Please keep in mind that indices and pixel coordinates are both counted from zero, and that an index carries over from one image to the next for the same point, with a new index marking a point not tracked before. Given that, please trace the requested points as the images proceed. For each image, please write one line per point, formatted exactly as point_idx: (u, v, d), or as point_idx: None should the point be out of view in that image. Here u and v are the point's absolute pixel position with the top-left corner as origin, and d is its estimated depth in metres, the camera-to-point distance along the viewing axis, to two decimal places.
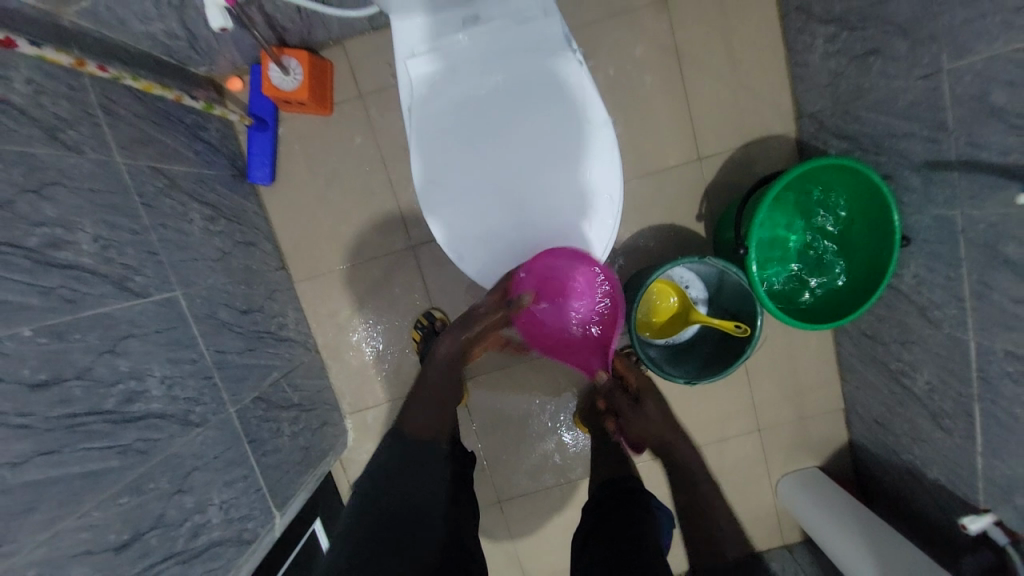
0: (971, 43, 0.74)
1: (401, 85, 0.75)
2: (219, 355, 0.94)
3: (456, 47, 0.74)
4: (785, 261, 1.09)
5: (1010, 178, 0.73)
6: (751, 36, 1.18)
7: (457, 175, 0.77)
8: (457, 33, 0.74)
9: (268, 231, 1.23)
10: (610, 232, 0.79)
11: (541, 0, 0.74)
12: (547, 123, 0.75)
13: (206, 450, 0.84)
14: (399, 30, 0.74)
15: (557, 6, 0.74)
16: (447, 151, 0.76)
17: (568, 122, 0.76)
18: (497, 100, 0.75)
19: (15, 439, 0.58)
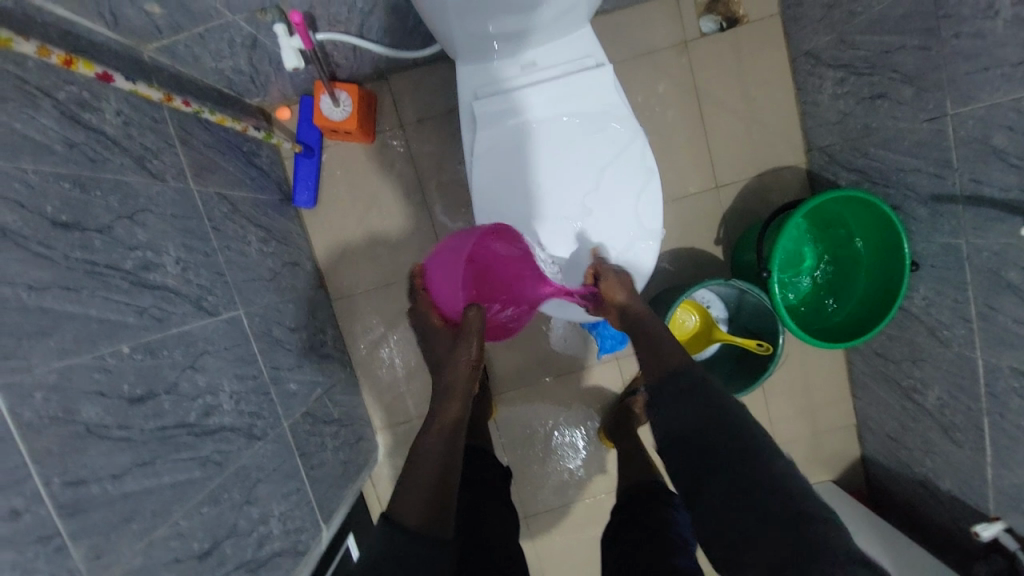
0: (975, 92, 0.83)
1: (466, 124, 0.85)
2: (275, 372, 0.98)
3: (516, 88, 0.83)
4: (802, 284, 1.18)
5: (1011, 212, 0.82)
6: (764, 76, 1.29)
7: (514, 202, 0.85)
8: (517, 79, 0.83)
9: (309, 252, 1.29)
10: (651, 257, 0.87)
11: (593, 52, 0.83)
12: (596, 159, 0.84)
13: (267, 462, 0.88)
14: (465, 76, 0.84)
15: (608, 58, 0.83)
16: (505, 182, 0.84)
17: (615, 159, 0.84)
18: (552, 138, 0.83)
19: (117, 451, 0.63)
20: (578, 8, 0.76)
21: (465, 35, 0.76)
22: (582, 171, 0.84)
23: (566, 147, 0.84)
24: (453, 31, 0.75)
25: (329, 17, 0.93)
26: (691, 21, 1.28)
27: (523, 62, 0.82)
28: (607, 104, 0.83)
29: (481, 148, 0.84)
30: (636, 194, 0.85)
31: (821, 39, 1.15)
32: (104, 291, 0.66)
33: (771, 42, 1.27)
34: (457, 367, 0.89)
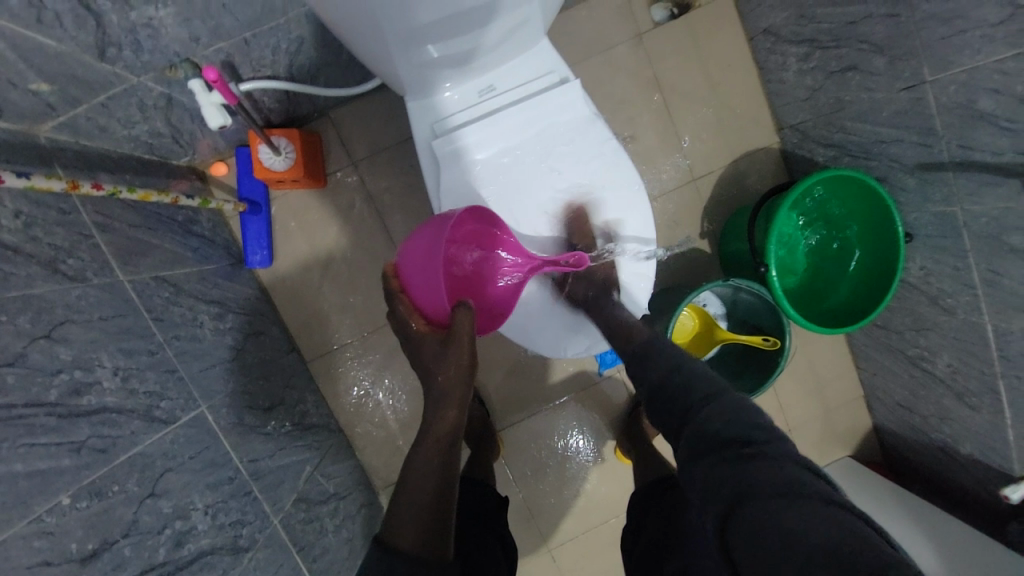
0: (954, 56, 0.80)
1: (426, 161, 0.75)
2: (254, 465, 0.87)
3: (479, 116, 0.74)
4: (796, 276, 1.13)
5: (1007, 176, 0.79)
6: (724, 59, 1.24)
7: None
8: (477, 106, 0.74)
9: (273, 314, 1.17)
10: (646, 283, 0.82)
11: (557, 68, 0.75)
12: (577, 183, 0.76)
13: (260, 574, 0.78)
14: (418, 109, 0.75)
15: (573, 73, 0.76)
16: None
17: (597, 181, 0.76)
18: (524, 165, 0.75)
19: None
20: (534, 22, 0.68)
21: (412, 65, 0.67)
22: (563, 196, 0.76)
23: (544, 171, 0.75)
24: (398, 62, 0.65)
25: (252, 62, 0.82)
26: (642, 12, 1.22)
27: (481, 85, 0.74)
28: (581, 121, 0.76)
29: (447, 185, 0.74)
30: (625, 216, 0.78)
31: (777, 15, 1.11)
32: (29, 437, 0.55)
33: (725, 24, 1.23)
34: (448, 378, 0.68)
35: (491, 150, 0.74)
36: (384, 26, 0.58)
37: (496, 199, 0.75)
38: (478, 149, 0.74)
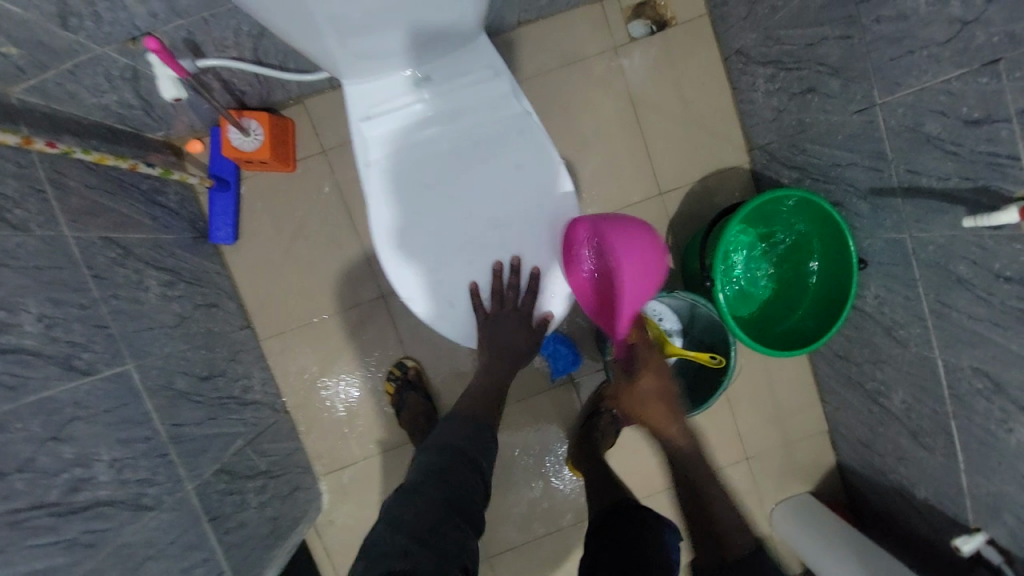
0: (900, 78, 0.79)
1: (358, 144, 0.77)
2: (176, 429, 0.88)
3: (412, 105, 0.76)
4: (753, 296, 1.11)
5: (950, 202, 0.77)
6: (698, 78, 1.25)
7: (415, 225, 0.77)
8: (412, 96, 0.77)
9: (231, 290, 1.20)
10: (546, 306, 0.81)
11: (494, 63, 0.77)
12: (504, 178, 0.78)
13: (160, 535, 0.79)
14: (355, 94, 0.77)
15: (509, 70, 0.78)
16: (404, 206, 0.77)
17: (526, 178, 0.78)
18: (453, 156, 0.77)
19: None
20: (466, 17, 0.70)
21: (347, 52, 0.69)
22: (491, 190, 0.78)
23: (473, 165, 0.77)
24: (332, 45, 0.67)
25: (215, 42, 0.87)
26: (619, 26, 1.24)
27: (420, 75, 0.76)
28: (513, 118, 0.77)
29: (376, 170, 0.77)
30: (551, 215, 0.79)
31: (747, 36, 1.12)
32: None
33: (701, 44, 1.24)
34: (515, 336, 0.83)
35: (423, 142, 0.76)
36: (315, 11, 0.60)
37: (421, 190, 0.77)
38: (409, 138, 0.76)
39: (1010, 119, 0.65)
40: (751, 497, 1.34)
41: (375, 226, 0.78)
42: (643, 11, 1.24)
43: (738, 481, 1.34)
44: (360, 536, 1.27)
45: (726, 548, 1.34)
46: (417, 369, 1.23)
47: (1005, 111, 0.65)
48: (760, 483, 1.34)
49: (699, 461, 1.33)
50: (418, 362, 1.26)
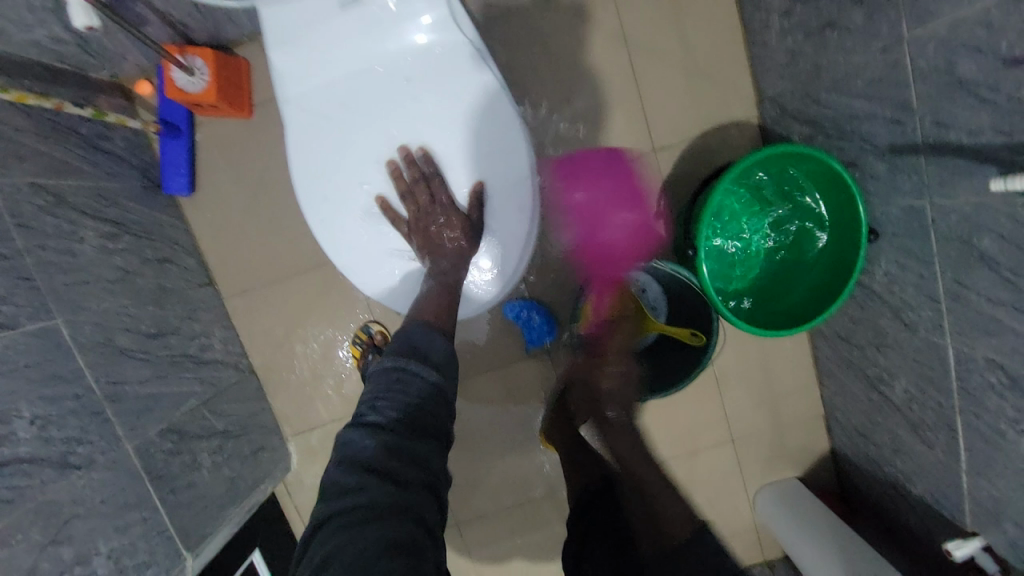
0: (934, 5, 0.64)
1: (281, 78, 0.72)
2: (114, 387, 0.86)
3: (339, 38, 0.70)
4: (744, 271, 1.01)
5: (981, 162, 0.63)
6: (704, 16, 1.09)
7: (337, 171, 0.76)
8: (339, 25, 0.69)
9: (190, 245, 1.15)
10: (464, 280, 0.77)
11: None
12: (438, 128, 0.74)
13: (90, 494, 0.77)
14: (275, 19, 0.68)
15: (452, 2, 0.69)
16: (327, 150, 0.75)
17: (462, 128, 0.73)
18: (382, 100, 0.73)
19: None
20: None
21: None
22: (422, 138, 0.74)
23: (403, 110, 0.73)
24: None
25: None
26: None
27: None
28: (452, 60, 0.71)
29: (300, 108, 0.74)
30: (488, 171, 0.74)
31: None
32: None
33: None
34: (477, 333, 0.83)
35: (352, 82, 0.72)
36: None
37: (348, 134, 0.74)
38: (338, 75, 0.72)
39: None
40: (734, 480, 1.28)
41: (298, 171, 0.76)
42: None
43: (722, 463, 1.27)
44: None
45: (703, 529, 1.29)
46: (383, 334, 1.17)
47: None
48: (746, 466, 1.27)
49: (681, 441, 1.26)
50: (384, 327, 1.20)
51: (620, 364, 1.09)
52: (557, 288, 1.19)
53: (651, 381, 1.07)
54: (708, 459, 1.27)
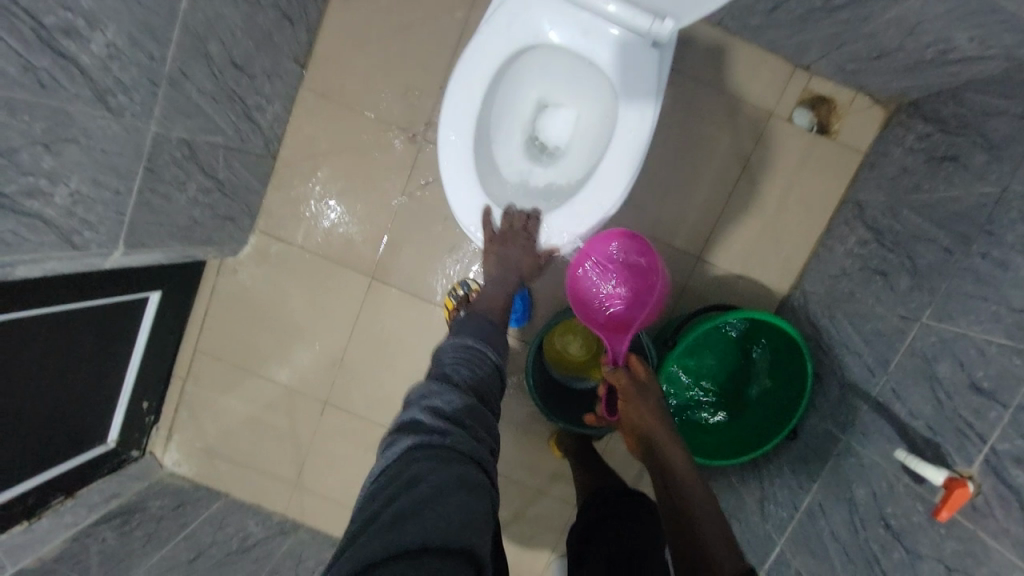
0: (956, 314, 0.77)
1: None
2: (180, 77, 0.88)
3: (594, 21, 0.83)
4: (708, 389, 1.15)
5: (906, 440, 0.76)
6: (810, 196, 1.22)
7: None
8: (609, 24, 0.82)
9: (313, 25, 1.19)
10: (459, 148, 0.88)
11: (651, 100, 0.84)
12: None
13: (100, 139, 0.79)
14: None
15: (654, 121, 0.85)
16: None
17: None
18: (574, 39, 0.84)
19: None
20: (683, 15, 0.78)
21: None
22: None
23: None
24: None
25: None
26: (789, 101, 1.20)
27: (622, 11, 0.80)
28: None
29: None
30: None
31: (876, 197, 1.09)
32: None
33: (839, 174, 1.21)
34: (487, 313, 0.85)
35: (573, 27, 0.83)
36: None
37: (518, 70, 0.93)
38: (570, 17, 0.83)
39: (1008, 405, 0.65)
40: (551, 535, 1.38)
41: None
42: (819, 107, 1.20)
43: (553, 516, 1.37)
44: (249, 300, 1.34)
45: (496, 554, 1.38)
46: (476, 291, 1.24)
47: (1010, 397, 0.65)
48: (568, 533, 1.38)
49: (539, 475, 1.36)
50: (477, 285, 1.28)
51: (546, 381, 1.19)
52: (547, 292, 1.29)
53: (568, 413, 1.18)
54: (545, 506, 1.37)
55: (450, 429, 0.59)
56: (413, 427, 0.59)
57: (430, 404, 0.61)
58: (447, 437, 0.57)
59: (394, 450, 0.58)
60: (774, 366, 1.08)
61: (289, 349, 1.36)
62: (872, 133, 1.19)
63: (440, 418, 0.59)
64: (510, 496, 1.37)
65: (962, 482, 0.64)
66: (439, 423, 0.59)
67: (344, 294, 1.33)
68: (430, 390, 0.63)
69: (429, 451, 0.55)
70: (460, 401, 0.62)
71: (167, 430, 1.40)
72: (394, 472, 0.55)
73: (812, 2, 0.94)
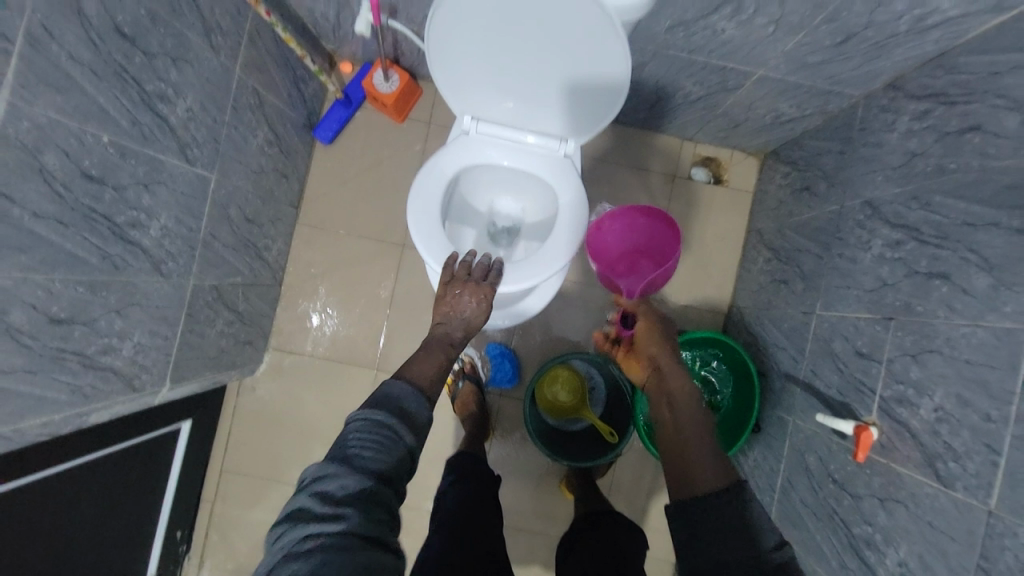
0: (835, 302, 1.01)
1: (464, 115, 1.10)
2: (209, 238, 1.12)
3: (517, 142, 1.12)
4: None
5: (830, 407, 0.96)
6: (722, 232, 1.51)
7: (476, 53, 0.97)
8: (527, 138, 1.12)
9: (302, 176, 1.48)
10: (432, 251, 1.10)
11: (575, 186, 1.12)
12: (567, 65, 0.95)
13: (154, 298, 0.99)
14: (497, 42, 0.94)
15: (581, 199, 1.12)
16: (474, 71, 1.00)
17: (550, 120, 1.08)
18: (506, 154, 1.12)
19: (59, 208, 0.76)
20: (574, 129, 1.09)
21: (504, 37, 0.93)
22: (535, 93, 1.02)
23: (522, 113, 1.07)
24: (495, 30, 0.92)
25: (408, 17, 1.15)
26: (685, 164, 1.52)
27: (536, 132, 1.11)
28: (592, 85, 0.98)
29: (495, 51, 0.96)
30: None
31: (768, 224, 1.38)
32: (119, 90, 0.82)
33: (738, 211, 1.51)
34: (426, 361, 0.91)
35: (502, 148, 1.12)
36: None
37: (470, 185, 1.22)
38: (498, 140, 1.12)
39: (881, 361, 0.86)
40: None
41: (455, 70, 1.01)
42: (710, 164, 1.53)
43: None
44: (267, 412, 1.48)
45: None
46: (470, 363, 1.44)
47: (881, 355, 0.86)
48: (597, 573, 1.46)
49: (558, 522, 1.47)
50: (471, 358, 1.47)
51: (544, 427, 1.35)
52: (530, 351, 1.49)
53: (566, 453, 1.33)
54: None
55: (344, 513, 0.59)
56: (304, 514, 0.59)
57: (321, 489, 0.61)
58: (339, 526, 0.58)
59: (281, 542, 0.58)
60: (728, 374, 1.28)
61: (309, 450, 1.48)
62: (754, 176, 1.51)
63: (328, 505, 0.59)
64: (535, 549, 1.46)
65: (866, 428, 0.84)
66: (330, 509, 0.59)
67: (354, 390, 1.49)
68: (324, 471, 0.63)
69: (322, 542, 0.56)
70: (357, 482, 0.62)
71: (200, 556, 1.45)
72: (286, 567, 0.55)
73: (675, 100, 1.28)
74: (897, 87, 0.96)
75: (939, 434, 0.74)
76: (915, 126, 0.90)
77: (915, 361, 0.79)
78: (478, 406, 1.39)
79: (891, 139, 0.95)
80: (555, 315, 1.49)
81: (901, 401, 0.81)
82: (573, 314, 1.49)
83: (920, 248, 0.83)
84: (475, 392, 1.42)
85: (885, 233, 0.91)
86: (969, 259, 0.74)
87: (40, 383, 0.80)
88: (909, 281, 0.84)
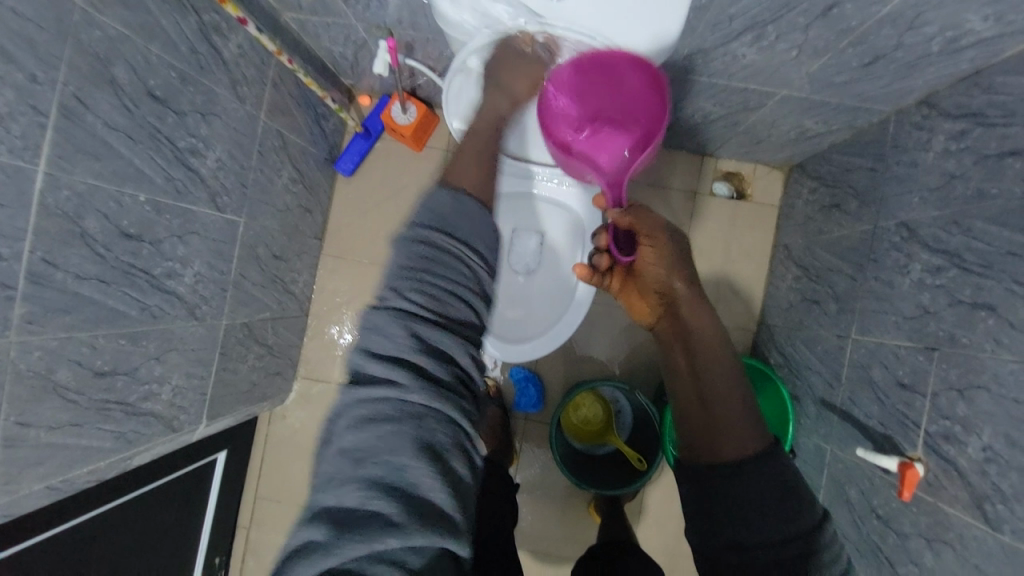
0: (872, 327, 0.98)
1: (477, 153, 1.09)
2: (240, 278, 1.15)
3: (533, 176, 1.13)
4: None
5: (871, 438, 0.93)
6: (747, 248, 1.47)
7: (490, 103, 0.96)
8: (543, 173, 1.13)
9: (325, 207, 1.51)
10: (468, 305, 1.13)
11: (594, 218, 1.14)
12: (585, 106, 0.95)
13: (190, 341, 1.03)
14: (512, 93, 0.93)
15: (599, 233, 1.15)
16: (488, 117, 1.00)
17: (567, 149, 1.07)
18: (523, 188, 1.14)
19: (101, 269, 0.79)
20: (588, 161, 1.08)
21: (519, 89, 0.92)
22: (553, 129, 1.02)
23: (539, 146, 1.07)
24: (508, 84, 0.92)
25: (424, 54, 1.17)
26: (707, 179, 1.50)
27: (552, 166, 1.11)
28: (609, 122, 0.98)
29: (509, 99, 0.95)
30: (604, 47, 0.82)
31: (796, 240, 1.34)
32: (153, 150, 0.85)
33: (764, 226, 1.47)
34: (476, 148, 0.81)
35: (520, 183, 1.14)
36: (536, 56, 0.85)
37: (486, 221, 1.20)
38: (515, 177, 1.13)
39: (925, 394, 0.82)
40: None
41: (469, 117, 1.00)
42: (733, 178, 1.49)
43: None
44: (298, 440, 1.51)
45: None
46: (494, 388, 1.44)
47: (924, 387, 0.83)
48: None
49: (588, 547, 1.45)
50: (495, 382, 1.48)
51: (570, 452, 1.34)
52: (555, 374, 1.48)
53: (593, 479, 1.32)
54: None
55: (397, 380, 0.49)
56: (356, 377, 0.51)
57: (371, 343, 0.51)
58: (397, 390, 0.49)
59: (339, 408, 0.50)
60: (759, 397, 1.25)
61: None
62: (779, 190, 1.47)
63: (382, 367, 0.50)
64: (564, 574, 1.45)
65: (911, 465, 0.80)
66: (386, 369, 0.50)
67: None
68: (373, 322, 0.52)
69: (376, 409, 0.48)
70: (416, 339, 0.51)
71: None
72: (335, 448, 0.47)
73: (694, 119, 1.26)
74: (931, 104, 0.92)
75: (989, 475, 0.70)
76: (952, 146, 0.86)
77: (962, 397, 0.76)
78: (501, 431, 1.40)
79: (926, 158, 0.91)
80: (580, 338, 1.48)
81: (947, 438, 0.77)
82: (597, 337, 1.48)
83: (962, 276, 0.79)
84: (499, 416, 1.42)
85: (924, 257, 0.88)
86: (1016, 291, 0.70)
87: (85, 434, 0.83)
88: (952, 310, 0.80)
